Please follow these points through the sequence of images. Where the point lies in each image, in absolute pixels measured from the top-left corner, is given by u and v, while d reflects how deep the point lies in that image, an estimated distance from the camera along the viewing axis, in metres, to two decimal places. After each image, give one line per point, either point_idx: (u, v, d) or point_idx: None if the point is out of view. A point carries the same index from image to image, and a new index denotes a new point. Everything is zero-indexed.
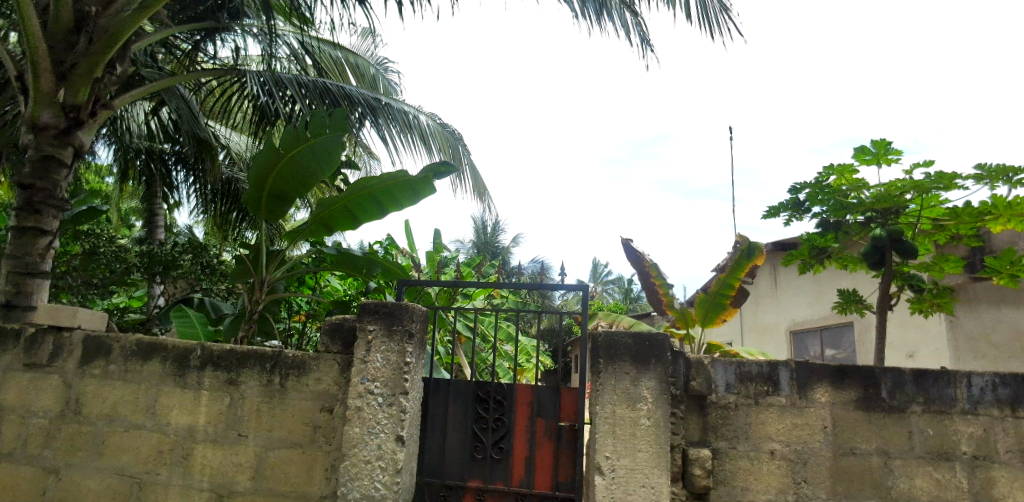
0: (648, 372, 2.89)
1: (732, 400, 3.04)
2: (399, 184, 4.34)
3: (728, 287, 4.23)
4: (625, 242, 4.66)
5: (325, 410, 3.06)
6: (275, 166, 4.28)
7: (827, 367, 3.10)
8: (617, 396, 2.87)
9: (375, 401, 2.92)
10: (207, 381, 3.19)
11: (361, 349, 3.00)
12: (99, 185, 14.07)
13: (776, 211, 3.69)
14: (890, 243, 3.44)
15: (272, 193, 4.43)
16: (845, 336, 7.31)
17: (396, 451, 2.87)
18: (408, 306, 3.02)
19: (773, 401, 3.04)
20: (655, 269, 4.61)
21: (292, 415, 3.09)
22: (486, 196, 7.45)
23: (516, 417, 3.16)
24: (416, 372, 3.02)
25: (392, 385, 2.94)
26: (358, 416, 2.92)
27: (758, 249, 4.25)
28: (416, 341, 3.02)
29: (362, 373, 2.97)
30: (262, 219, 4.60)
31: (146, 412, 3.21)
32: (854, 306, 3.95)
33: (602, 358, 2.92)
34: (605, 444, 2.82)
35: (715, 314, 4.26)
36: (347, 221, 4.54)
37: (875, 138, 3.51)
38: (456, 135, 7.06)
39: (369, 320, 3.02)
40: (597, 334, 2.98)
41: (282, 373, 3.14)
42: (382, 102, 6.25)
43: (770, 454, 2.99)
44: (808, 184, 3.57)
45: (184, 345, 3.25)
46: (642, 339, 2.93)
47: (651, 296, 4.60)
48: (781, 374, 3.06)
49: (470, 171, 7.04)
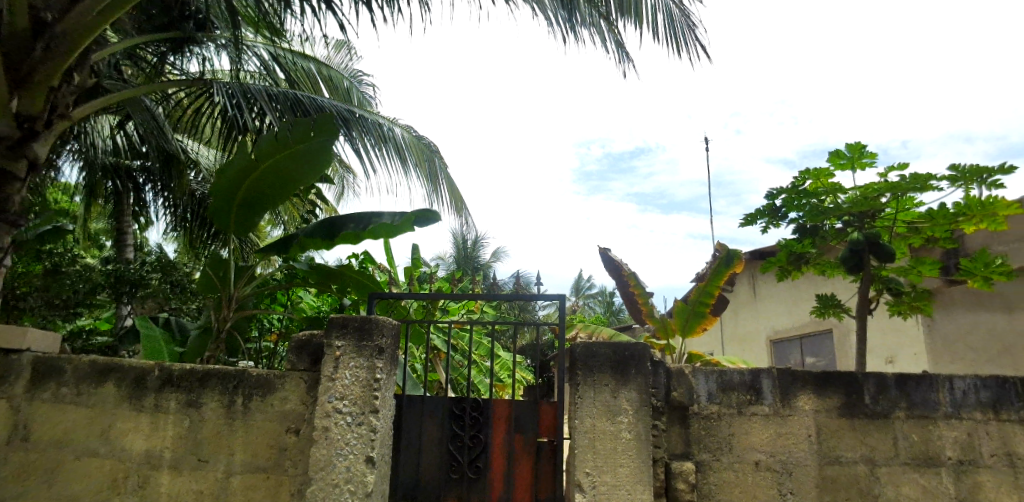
0: (628, 384, 2.80)
1: (715, 410, 2.94)
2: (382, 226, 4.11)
3: (708, 296, 4.16)
4: (603, 252, 4.57)
5: (292, 431, 2.91)
6: (244, 178, 4.12)
7: (810, 373, 3.03)
8: (597, 409, 2.77)
9: (344, 421, 2.79)
10: (165, 402, 3.02)
11: (328, 366, 2.86)
12: (67, 204, 13.73)
13: (753, 218, 3.64)
14: (869, 247, 3.39)
15: (241, 206, 4.26)
16: (824, 345, 7.32)
17: (366, 473, 2.73)
18: (380, 319, 2.89)
19: (756, 410, 2.95)
20: (634, 278, 4.54)
21: (256, 436, 2.93)
22: (463, 210, 7.34)
23: (494, 434, 3.04)
24: (387, 389, 2.89)
25: (361, 404, 2.80)
26: (326, 438, 2.77)
27: (735, 256, 4.22)
28: (387, 357, 2.89)
29: (329, 391, 2.83)
30: (230, 233, 4.40)
31: (100, 437, 3.03)
32: (833, 311, 3.91)
33: (580, 370, 2.81)
34: (585, 459, 2.71)
35: (695, 323, 4.18)
36: (323, 244, 4.38)
37: (849, 142, 3.49)
38: (431, 148, 6.95)
39: (337, 336, 2.88)
40: (575, 344, 2.88)
41: (245, 392, 2.98)
42: (355, 115, 6.14)
43: (755, 464, 2.91)
44: (783, 189, 3.53)
45: (142, 365, 3.08)
46: (622, 348, 2.83)
47: (631, 306, 4.51)
48: (764, 381, 2.99)
49: (447, 185, 6.92)
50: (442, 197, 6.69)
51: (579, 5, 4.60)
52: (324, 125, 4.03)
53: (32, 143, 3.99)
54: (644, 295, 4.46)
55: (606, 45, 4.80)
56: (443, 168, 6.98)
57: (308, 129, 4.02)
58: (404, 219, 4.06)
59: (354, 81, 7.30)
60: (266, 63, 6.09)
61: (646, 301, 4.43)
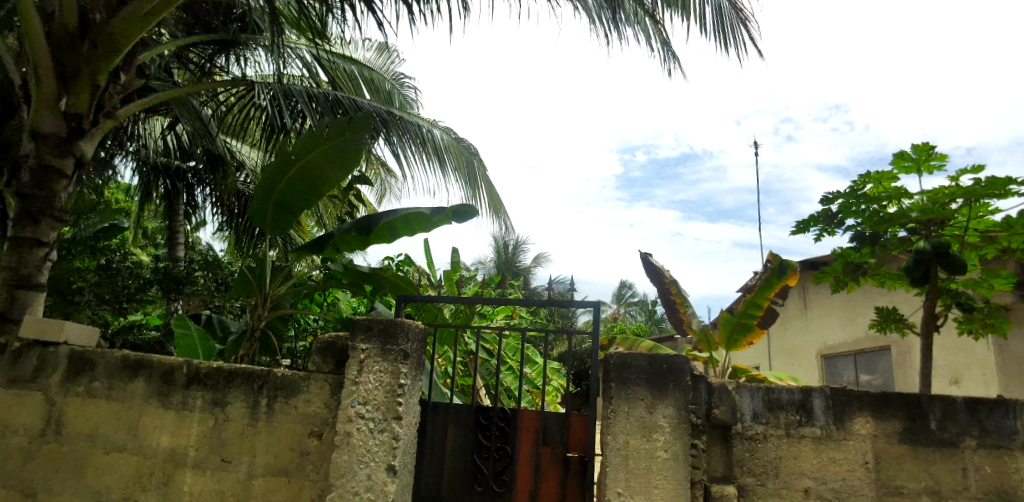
0: (665, 398, 2.61)
1: (761, 430, 2.73)
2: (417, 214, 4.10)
3: (757, 308, 3.92)
4: (644, 258, 4.39)
5: (314, 435, 2.83)
6: (283, 175, 4.10)
7: (867, 395, 2.80)
8: (632, 424, 2.59)
9: (366, 427, 2.69)
10: (192, 400, 2.99)
11: (353, 369, 2.77)
12: (122, 201, 14.21)
13: (805, 225, 3.40)
14: (936, 258, 3.11)
15: (278, 205, 4.21)
16: (881, 362, 6.95)
17: (386, 482, 2.62)
18: (405, 322, 2.78)
19: (807, 432, 2.73)
20: (675, 285, 4.32)
21: (278, 438, 2.86)
22: (502, 214, 7.23)
23: (520, 447, 2.89)
24: (411, 395, 2.78)
25: (384, 410, 2.70)
26: (348, 443, 2.68)
27: (790, 269, 3.96)
28: (412, 362, 2.79)
29: (352, 395, 2.74)
30: (267, 232, 4.36)
31: (128, 433, 3.01)
32: (893, 327, 3.63)
33: (614, 382, 2.64)
34: (617, 478, 2.54)
35: (741, 336, 3.95)
36: (358, 243, 4.31)
37: (915, 144, 3.23)
38: (471, 150, 6.88)
39: (362, 338, 2.79)
40: (609, 355, 2.71)
41: (270, 393, 2.92)
42: (395, 117, 6.12)
43: (804, 492, 2.69)
44: (840, 193, 3.28)
45: (170, 361, 3.05)
46: (660, 360, 2.65)
47: (672, 316, 4.29)
48: (816, 401, 2.76)
49: (486, 189, 6.83)
50: (480, 200, 6.60)
51: (624, 3, 4.44)
52: (365, 124, 4.00)
53: (79, 141, 4.04)
54: (686, 305, 4.23)
55: (652, 43, 4.63)
56: (482, 170, 6.89)
57: (350, 127, 4.00)
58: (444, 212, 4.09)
59: (396, 83, 7.23)
60: (309, 65, 6.11)
61: (688, 311, 4.20)
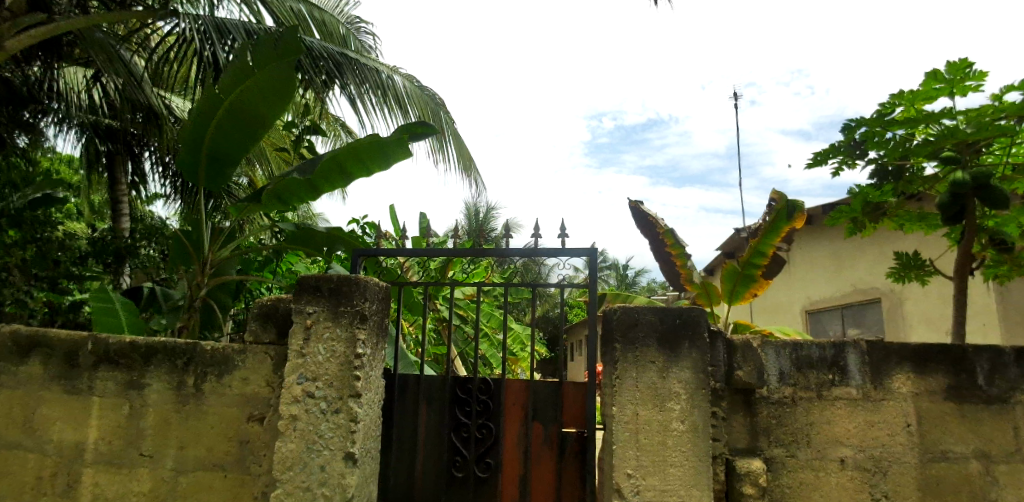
0: (679, 361, 2.17)
1: (788, 393, 2.32)
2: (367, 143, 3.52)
3: (761, 256, 3.52)
4: (635, 205, 3.92)
5: (254, 420, 2.32)
6: (210, 119, 3.33)
7: (906, 347, 2.40)
8: (640, 392, 2.15)
9: (317, 408, 2.19)
10: (99, 384, 2.45)
11: (297, 338, 2.25)
12: (64, 170, 13.25)
13: (824, 157, 3.01)
14: (974, 191, 2.68)
15: (210, 154, 3.45)
16: (870, 315, 6.68)
17: (344, 474, 2.14)
18: (361, 280, 2.27)
19: (841, 393, 2.33)
20: (670, 236, 3.82)
21: (210, 425, 2.35)
22: (471, 170, 6.67)
23: (506, 424, 2.44)
24: (372, 367, 2.28)
25: (339, 386, 2.20)
26: (294, 429, 2.18)
27: (798, 209, 3.57)
28: (372, 327, 2.29)
29: (299, 370, 2.22)
30: (202, 188, 3.61)
31: (23, 426, 2.47)
32: (914, 272, 3.29)
33: (618, 343, 2.19)
34: (627, 458, 2.10)
35: (744, 289, 3.55)
36: (308, 193, 3.78)
37: (950, 61, 2.76)
38: (436, 100, 6.28)
39: (308, 300, 2.27)
40: (609, 311, 2.25)
41: (197, 372, 2.40)
42: (350, 60, 5.51)
43: (840, 463, 2.29)
44: (865, 119, 2.90)
45: (72, 338, 2.49)
46: (671, 315, 2.21)
47: (668, 270, 3.85)
48: (850, 357, 2.36)
49: (453, 141, 6.24)
50: (447, 153, 6.01)
51: None
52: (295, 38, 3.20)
53: None
54: (683, 257, 3.77)
55: None
56: (449, 122, 6.31)
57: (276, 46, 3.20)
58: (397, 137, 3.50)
59: (351, 27, 6.47)
60: (248, 1, 5.42)
61: (685, 264, 3.76)
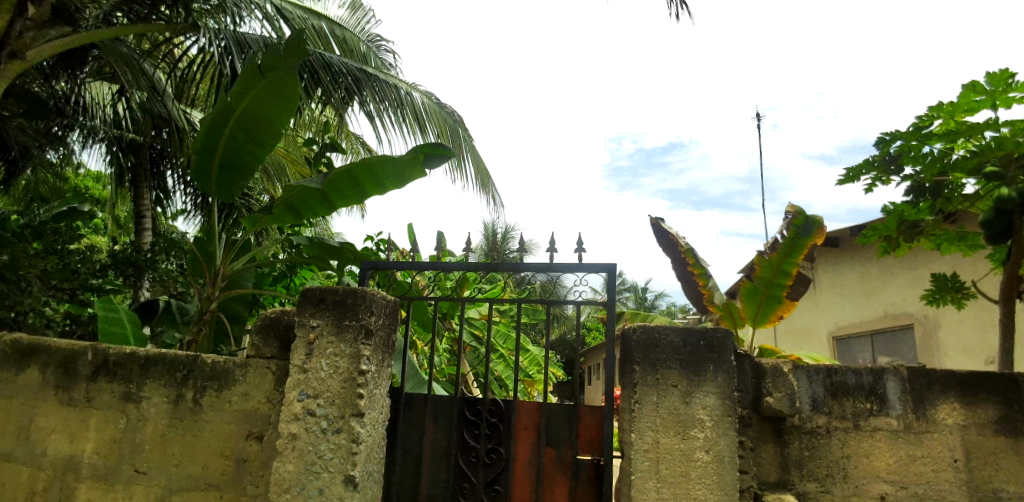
0: (703, 385, 2.02)
1: (822, 423, 2.15)
2: (381, 163, 3.44)
3: (785, 276, 3.35)
4: (654, 223, 3.77)
5: (253, 438, 2.21)
6: (222, 128, 3.30)
7: (951, 376, 2.22)
8: (661, 418, 2.00)
9: (318, 427, 2.07)
10: (97, 395, 2.36)
11: (299, 352, 2.14)
12: (92, 184, 13.48)
13: (856, 173, 2.87)
14: (1022, 208, 2.51)
15: (223, 163, 3.40)
16: (902, 342, 6.41)
17: (344, 498, 2.01)
18: (367, 292, 2.17)
19: (879, 424, 2.16)
20: (692, 255, 3.68)
21: (207, 442, 2.24)
22: (489, 187, 6.59)
23: (518, 449, 2.30)
24: (376, 384, 2.16)
25: (340, 404, 2.08)
26: (293, 448, 2.06)
27: (817, 225, 3.38)
28: (377, 342, 2.17)
29: (300, 386, 2.11)
30: (214, 199, 3.56)
31: (19, 437, 2.39)
32: (952, 296, 3.10)
33: (638, 364, 2.05)
34: (646, 489, 1.94)
35: (770, 310, 3.39)
36: (320, 206, 3.71)
37: (992, 72, 2.61)
38: (455, 118, 6.23)
39: (312, 313, 2.17)
40: (629, 330, 2.12)
41: (196, 386, 2.30)
42: (369, 75, 5.48)
43: (879, 500, 2.12)
44: (900, 133, 2.78)
45: (72, 346, 2.41)
46: (695, 336, 2.06)
47: (688, 290, 3.69)
48: (889, 384, 2.19)
49: (471, 159, 6.16)
50: (466, 171, 5.93)
51: None
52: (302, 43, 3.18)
53: None
54: (705, 277, 3.61)
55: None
56: (468, 139, 6.25)
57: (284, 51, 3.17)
58: (411, 156, 3.42)
59: (372, 45, 6.48)
60: (270, 17, 5.43)
61: (707, 284, 3.59)
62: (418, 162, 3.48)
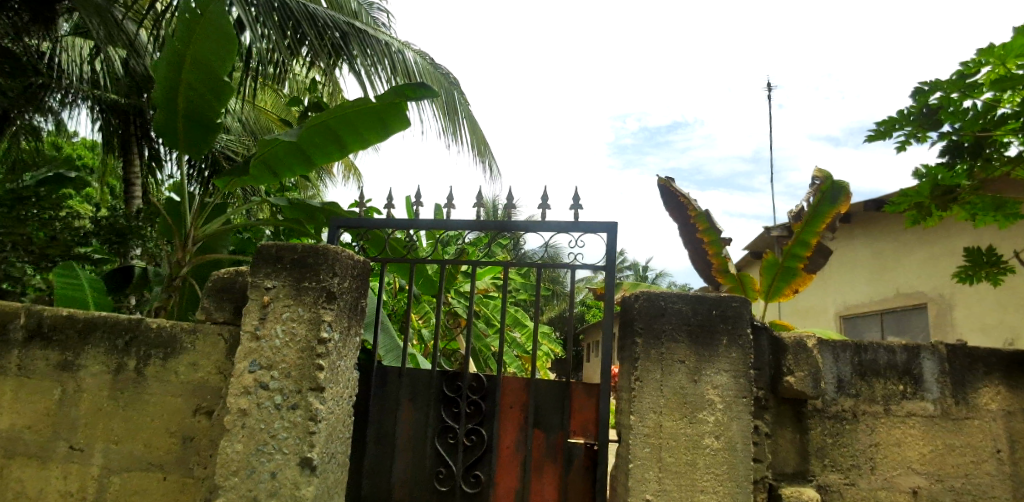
0: (714, 362, 1.75)
1: (849, 406, 1.89)
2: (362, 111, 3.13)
3: (804, 247, 3.13)
4: (663, 183, 3.47)
5: (202, 413, 1.96)
6: (179, 75, 2.94)
7: (995, 356, 1.97)
8: (666, 399, 1.73)
9: (272, 402, 1.81)
10: (30, 363, 2.09)
11: (252, 317, 1.87)
12: (83, 150, 13.16)
13: (889, 128, 2.59)
14: None
15: (188, 115, 3.03)
16: (914, 322, 6.16)
17: (301, 484, 1.76)
18: (330, 249, 1.88)
19: (912, 409, 1.91)
20: (703, 221, 3.39)
21: (151, 418, 1.98)
22: (486, 154, 6.28)
23: (501, 432, 2.04)
24: (340, 355, 1.90)
25: (298, 377, 1.82)
26: (242, 426, 1.80)
27: (845, 192, 3.11)
28: (341, 307, 1.90)
29: (252, 356, 1.84)
30: (185, 156, 3.19)
31: None
32: (987, 271, 2.83)
33: (640, 336, 1.77)
34: (647, 480, 1.69)
35: (784, 284, 3.18)
36: (297, 162, 3.35)
37: None
38: (450, 80, 5.89)
39: (267, 273, 1.89)
40: (630, 298, 1.84)
41: (140, 354, 2.03)
42: (358, 29, 5.12)
43: (911, 494, 1.87)
44: (941, 82, 2.48)
45: (4, 308, 2.13)
46: (706, 305, 1.79)
47: (698, 258, 3.44)
48: (925, 365, 1.94)
49: (466, 123, 5.84)
50: (460, 135, 5.61)
51: None
52: None
53: None
54: (716, 245, 3.35)
55: None
56: (464, 103, 5.92)
57: None
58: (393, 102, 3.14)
59: (364, 2, 6.10)
60: None
61: (718, 253, 3.33)
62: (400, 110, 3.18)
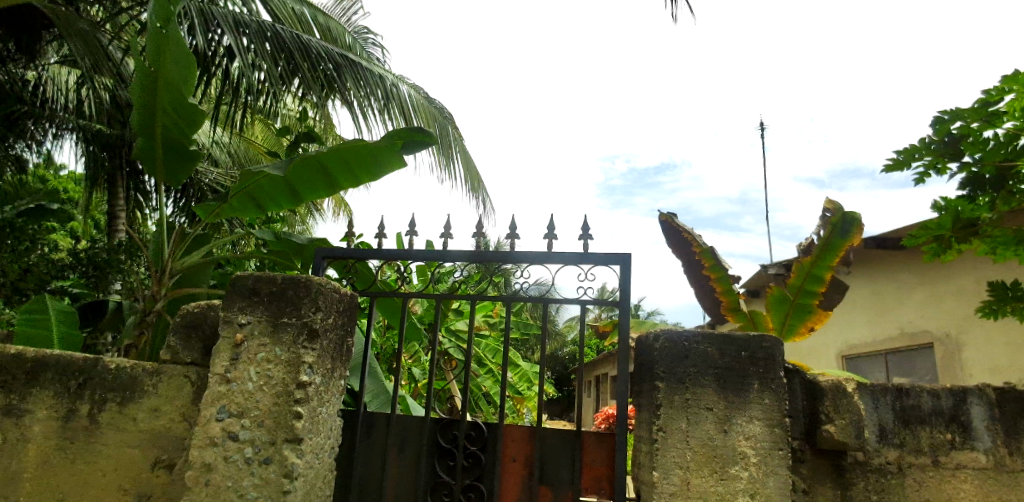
0: (745, 409, 1.55)
1: (892, 458, 1.69)
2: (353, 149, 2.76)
3: (818, 282, 2.95)
4: (666, 217, 3.26)
5: (162, 466, 1.73)
6: (155, 101, 2.76)
7: None
8: (693, 452, 1.52)
9: (243, 456, 1.58)
10: None
11: (222, 358, 1.66)
12: (68, 182, 12.90)
13: (908, 158, 2.43)
14: None
15: (166, 143, 2.88)
16: (919, 363, 5.98)
17: None
18: (312, 282, 1.68)
19: (962, 461, 1.72)
20: (708, 257, 3.21)
21: (103, 471, 1.75)
22: (479, 189, 6.13)
23: (503, 488, 1.82)
24: (321, 401, 1.68)
25: (273, 427, 1.59)
26: (207, 484, 1.57)
27: (856, 223, 2.94)
28: (323, 348, 1.69)
29: (221, 402, 1.62)
30: (167, 183, 3.04)
31: None
32: (1014, 306, 2.62)
33: (661, 380, 1.57)
34: None
35: (799, 322, 2.99)
36: (285, 197, 3.01)
37: None
38: (444, 113, 5.78)
39: (241, 307, 1.69)
40: (649, 337, 1.65)
41: (94, 398, 1.80)
42: (351, 61, 5.00)
43: None
44: (962, 110, 2.34)
45: None
46: (735, 345, 1.59)
47: (703, 295, 3.26)
48: (974, 410, 1.75)
49: (460, 157, 5.71)
50: (454, 169, 5.48)
51: None
52: None
53: None
54: (724, 282, 3.18)
55: None
56: (458, 137, 5.79)
57: None
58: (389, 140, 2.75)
59: (358, 36, 6.02)
60: None
61: (727, 291, 3.16)
62: (396, 148, 2.80)
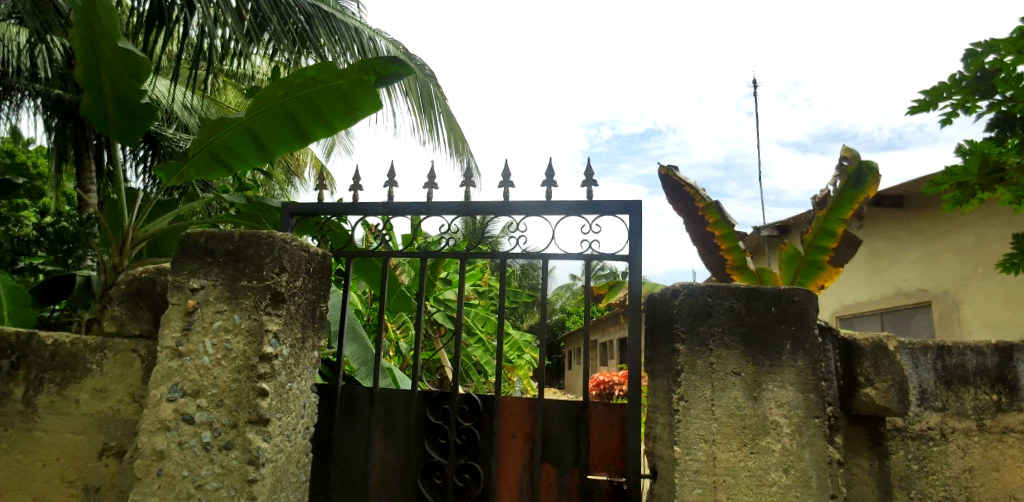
0: (777, 373, 1.36)
1: (934, 423, 1.52)
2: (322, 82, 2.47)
3: (830, 237, 2.78)
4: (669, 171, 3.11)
5: (111, 455, 1.52)
6: (95, 47, 2.44)
7: None
8: (718, 423, 1.34)
9: (201, 441, 1.37)
10: None
11: (173, 328, 1.43)
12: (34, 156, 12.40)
13: (936, 96, 2.23)
14: None
15: (115, 96, 2.56)
16: (916, 321, 5.88)
17: None
18: (274, 238, 1.44)
19: (1008, 424, 1.55)
20: (713, 213, 3.03)
21: (43, 462, 1.54)
22: (464, 151, 5.87)
23: (501, 465, 1.63)
24: (290, 375, 1.46)
25: (235, 407, 1.38)
26: (161, 473, 1.36)
27: (873, 173, 2.75)
28: (291, 314, 1.47)
29: (175, 380, 1.40)
30: (121, 142, 2.72)
31: None
32: None
33: (681, 341, 1.37)
34: None
35: (808, 280, 2.82)
36: (251, 153, 2.66)
37: None
38: (425, 71, 5.48)
39: (194, 270, 1.46)
40: (665, 294, 1.44)
41: (29, 380, 1.57)
42: (325, 14, 4.65)
43: None
44: (996, 41, 2.13)
45: None
46: (763, 300, 1.39)
47: (708, 254, 3.07)
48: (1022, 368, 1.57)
49: (443, 118, 5.44)
50: (437, 131, 5.21)
51: None
52: None
53: None
54: (729, 239, 2.99)
55: None
56: (440, 96, 5.49)
57: None
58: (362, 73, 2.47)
59: None
60: None
61: (732, 248, 2.97)
62: (370, 83, 2.51)
